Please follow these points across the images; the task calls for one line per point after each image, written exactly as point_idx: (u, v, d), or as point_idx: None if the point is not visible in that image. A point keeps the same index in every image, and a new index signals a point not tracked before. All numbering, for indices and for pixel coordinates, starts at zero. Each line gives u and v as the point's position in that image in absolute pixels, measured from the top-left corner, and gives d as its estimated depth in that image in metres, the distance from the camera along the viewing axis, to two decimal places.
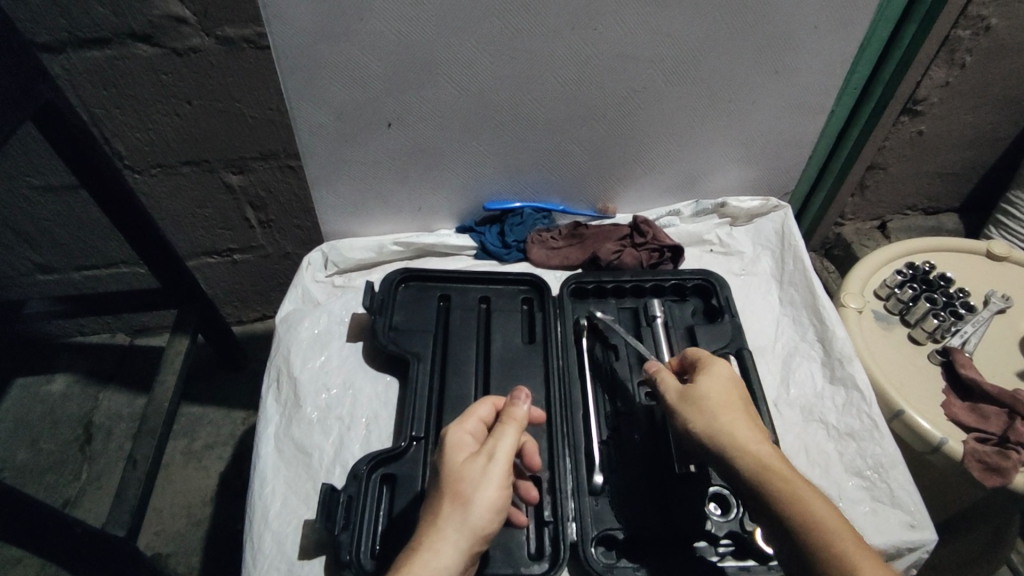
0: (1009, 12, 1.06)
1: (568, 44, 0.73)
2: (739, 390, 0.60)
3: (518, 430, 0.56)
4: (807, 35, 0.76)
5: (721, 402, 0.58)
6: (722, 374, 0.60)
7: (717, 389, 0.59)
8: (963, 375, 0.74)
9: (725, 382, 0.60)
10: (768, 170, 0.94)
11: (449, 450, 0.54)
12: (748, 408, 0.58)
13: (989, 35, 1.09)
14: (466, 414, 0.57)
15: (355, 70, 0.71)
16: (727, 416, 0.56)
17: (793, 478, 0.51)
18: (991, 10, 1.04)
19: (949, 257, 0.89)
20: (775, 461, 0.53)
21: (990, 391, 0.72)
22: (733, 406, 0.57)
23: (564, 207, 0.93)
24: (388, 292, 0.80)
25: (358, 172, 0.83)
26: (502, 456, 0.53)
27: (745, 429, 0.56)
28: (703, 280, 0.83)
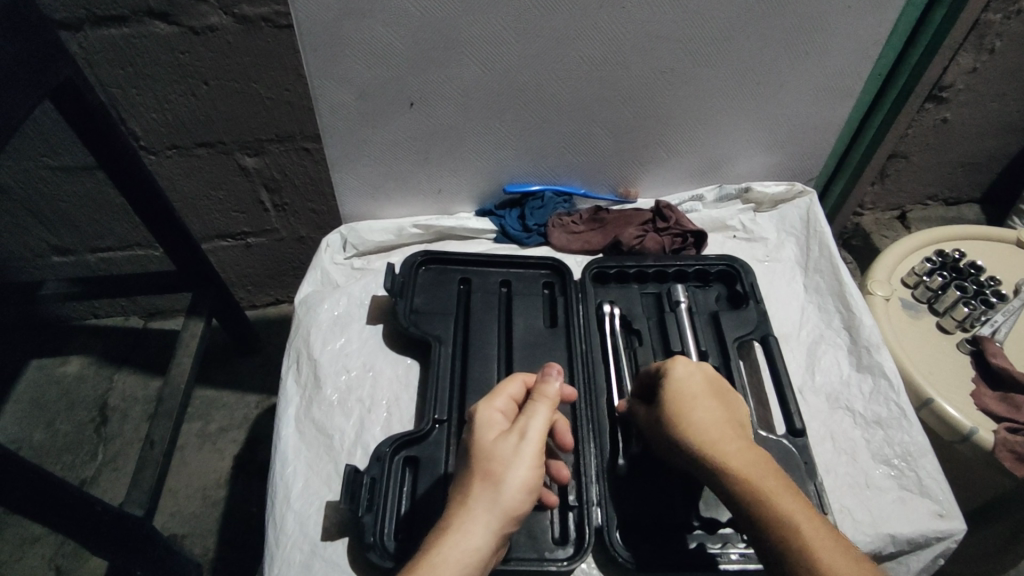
0: None
1: (595, 23, 0.71)
2: (705, 385, 0.58)
3: (550, 408, 0.55)
4: (838, 16, 0.75)
5: (678, 402, 0.57)
6: (677, 373, 0.59)
7: (677, 391, 0.58)
8: (995, 365, 0.72)
9: (680, 382, 0.58)
10: (793, 155, 0.93)
11: (479, 428, 0.54)
12: (708, 403, 0.57)
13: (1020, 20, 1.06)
14: (496, 391, 0.57)
15: (378, 49, 0.70)
16: (684, 418, 0.56)
17: (751, 474, 0.50)
18: None
19: (978, 246, 0.87)
20: (737, 459, 0.52)
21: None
22: (694, 406, 0.56)
23: (585, 191, 0.92)
24: (409, 275, 0.79)
25: (377, 152, 0.82)
26: (534, 433, 0.52)
27: (707, 429, 0.54)
28: (727, 265, 0.81)
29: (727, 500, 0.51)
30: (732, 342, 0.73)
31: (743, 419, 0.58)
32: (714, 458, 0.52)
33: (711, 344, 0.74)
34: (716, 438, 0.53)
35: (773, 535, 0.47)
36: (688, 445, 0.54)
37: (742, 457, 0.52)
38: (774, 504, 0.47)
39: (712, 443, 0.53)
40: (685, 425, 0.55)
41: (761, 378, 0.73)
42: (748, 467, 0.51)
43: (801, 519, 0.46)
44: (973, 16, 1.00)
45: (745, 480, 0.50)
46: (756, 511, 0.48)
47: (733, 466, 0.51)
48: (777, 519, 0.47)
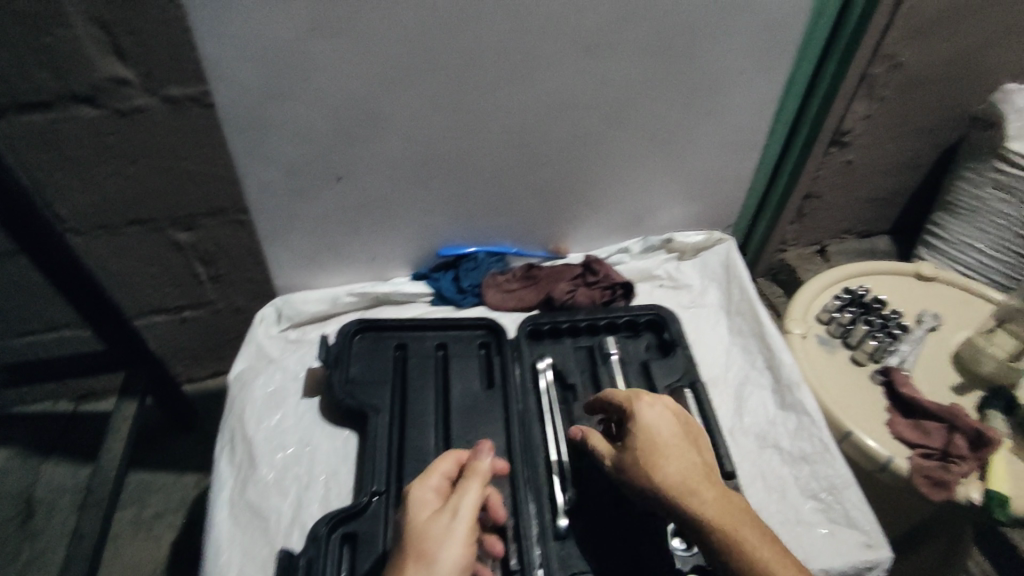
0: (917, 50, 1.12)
1: (510, 95, 0.75)
2: (673, 428, 0.61)
3: (481, 484, 0.56)
4: (733, 81, 0.82)
5: (652, 449, 0.59)
6: (646, 420, 0.61)
7: (651, 436, 0.59)
8: (905, 396, 0.76)
9: (650, 429, 0.60)
10: (710, 205, 0.99)
11: (412, 509, 0.54)
12: (678, 449, 0.59)
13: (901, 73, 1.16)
14: (430, 469, 0.58)
15: (302, 128, 0.73)
16: (659, 467, 0.57)
17: (730, 521, 0.53)
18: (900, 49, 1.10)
19: (883, 279, 0.92)
20: (716, 505, 0.54)
21: (930, 407, 0.74)
22: (668, 452, 0.58)
23: (516, 249, 0.95)
24: (344, 344, 0.79)
25: (309, 225, 0.83)
26: (465, 511, 0.53)
27: (683, 475, 0.56)
28: (655, 315, 0.84)
29: (705, 545, 0.54)
30: (662, 390, 0.76)
31: (710, 460, 0.60)
32: (693, 507, 0.54)
33: None
34: (693, 485, 0.56)
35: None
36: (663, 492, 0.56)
37: (718, 503, 0.54)
38: (755, 551, 0.51)
39: (689, 491, 0.55)
40: (659, 475, 0.57)
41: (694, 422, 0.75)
42: (726, 515, 0.53)
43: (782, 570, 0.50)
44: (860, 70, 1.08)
45: (724, 528, 0.53)
46: (742, 563, 0.51)
47: (713, 513, 0.54)
48: (761, 572, 0.50)
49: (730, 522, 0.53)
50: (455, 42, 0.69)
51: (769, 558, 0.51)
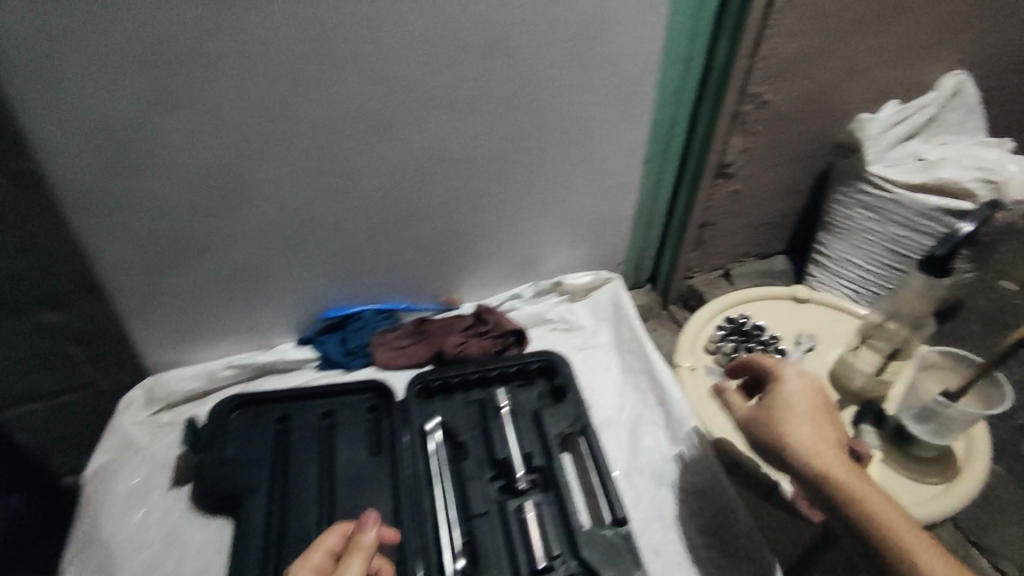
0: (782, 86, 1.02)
1: (377, 154, 0.74)
2: (815, 396, 0.57)
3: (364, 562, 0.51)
4: (600, 128, 0.84)
5: (780, 416, 0.55)
6: (789, 388, 0.57)
7: (792, 401, 0.56)
8: None
9: (794, 395, 0.56)
10: (598, 246, 1.01)
11: None
12: (820, 414, 0.56)
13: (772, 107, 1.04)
14: (311, 548, 0.53)
15: (156, 201, 0.69)
16: (791, 432, 0.54)
17: (866, 495, 0.50)
18: (767, 86, 1.00)
19: (762, 306, 0.95)
20: (853, 478, 0.51)
21: None
22: (811, 419, 0.55)
23: (407, 304, 0.93)
24: (218, 424, 0.73)
25: (176, 299, 0.79)
26: None
27: (818, 443, 0.53)
28: (546, 360, 0.83)
29: (839, 517, 0.51)
30: (554, 438, 0.75)
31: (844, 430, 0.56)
32: (827, 477, 0.51)
33: (534, 444, 0.75)
34: (827, 454, 0.52)
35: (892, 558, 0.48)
36: (792, 461, 0.53)
37: (852, 475, 0.51)
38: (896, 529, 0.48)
39: (823, 460, 0.52)
40: (791, 441, 0.53)
41: (587, 468, 0.74)
42: (856, 480, 0.51)
43: (925, 549, 0.47)
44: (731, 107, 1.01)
45: (862, 503, 0.50)
46: (880, 539, 0.49)
47: (851, 486, 0.50)
48: (904, 549, 0.48)
49: (861, 487, 0.50)
50: (312, 106, 0.67)
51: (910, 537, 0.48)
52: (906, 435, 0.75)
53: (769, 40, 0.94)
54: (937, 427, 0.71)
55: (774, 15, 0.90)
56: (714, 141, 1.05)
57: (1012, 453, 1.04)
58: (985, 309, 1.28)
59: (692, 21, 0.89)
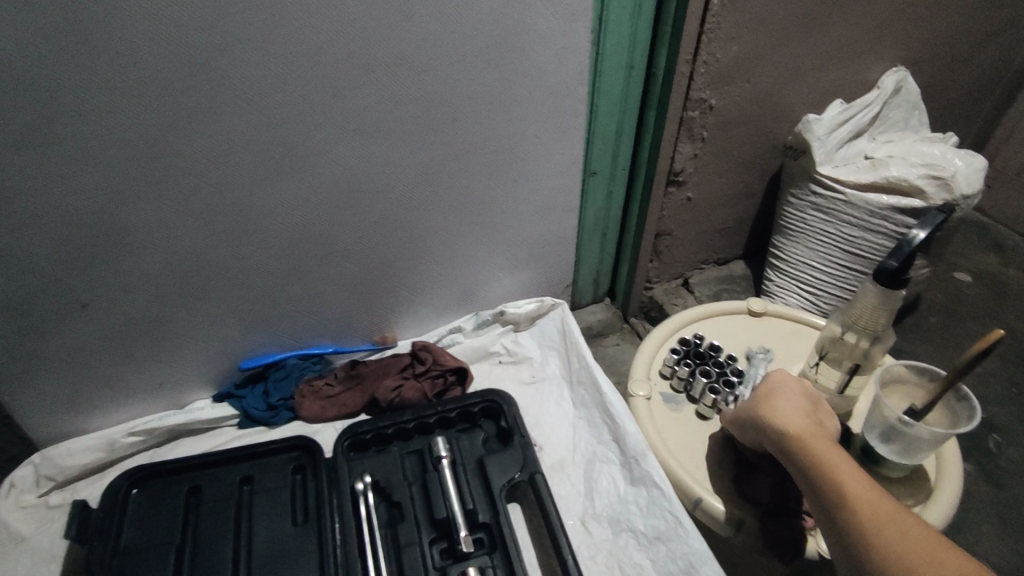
0: (726, 91, 0.97)
1: (283, 188, 0.67)
2: (806, 391, 0.63)
3: None
4: (533, 145, 0.78)
5: (767, 396, 0.62)
6: (777, 375, 0.64)
7: (779, 386, 0.63)
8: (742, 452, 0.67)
9: (777, 381, 0.64)
10: (542, 270, 0.95)
11: None
12: (799, 398, 0.62)
13: (718, 112, 1.00)
14: None
15: (21, 255, 0.60)
16: (770, 409, 0.60)
17: (829, 457, 0.53)
18: (711, 91, 0.96)
19: (717, 323, 0.90)
20: (822, 443, 0.55)
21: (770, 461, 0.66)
22: (792, 400, 0.61)
23: (336, 346, 0.85)
24: (113, 506, 0.65)
25: (63, 364, 0.69)
26: None
27: (793, 415, 0.59)
28: (489, 401, 0.77)
29: (805, 481, 0.54)
30: (499, 488, 0.68)
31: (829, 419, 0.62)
32: (794, 437, 0.56)
33: (478, 497, 0.68)
34: (798, 422, 0.58)
35: (841, 512, 0.50)
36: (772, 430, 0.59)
37: (823, 442, 0.55)
38: (850, 485, 0.51)
39: (793, 427, 0.57)
40: (770, 415, 0.60)
41: (537, 520, 0.68)
42: (820, 443, 0.55)
43: (878, 502, 0.49)
44: (675, 115, 0.95)
45: (823, 462, 0.53)
46: (835, 493, 0.51)
47: (815, 448, 0.55)
48: (851, 499, 0.50)
49: (822, 448, 0.54)
50: (199, 140, 0.59)
51: (866, 493, 0.50)
52: (874, 456, 0.70)
53: (709, 44, 0.88)
54: (904, 447, 0.67)
55: (711, 18, 0.85)
56: (663, 148, 0.99)
57: (979, 450, 1.02)
58: (941, 303, 1.26)
59: (628, 28, 0.81)
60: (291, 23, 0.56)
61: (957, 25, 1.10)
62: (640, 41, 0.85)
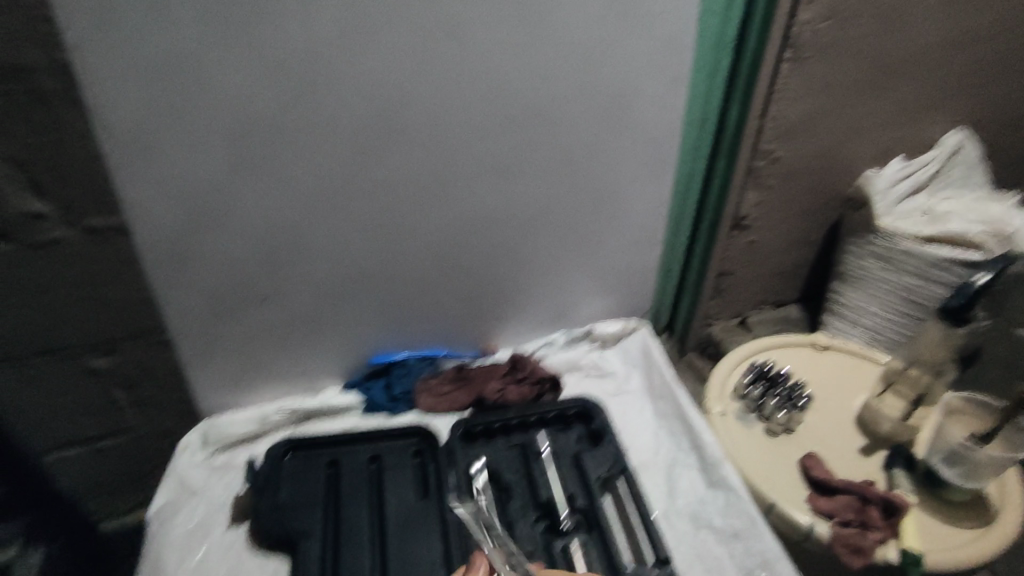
0: (792, 144, 1.08)
1: (428, 212, 0.80)
2: None
3: None
4: (630, 187, 0.90)
5: None
6: None
7: None
8: (816, 477, 0.78)
9: None
10: (625, 296, 1.05)
11: None
12: None
13: (780, 164, 1.10)
14: None
15: (224, 258, 0.74)
16: None
17: None
18: (777, 145, 1.07)
19: (786, 353, 0.99)
20: None
21: (842, 485, 0.77)
22: None
23: (447, 350, 0.97)
24: (273, 468, 0.78)
25: (234, 346, 0.83)
26: None
27: None
28: (581, 406, 0.88)
29: None
30: (594, 480, 0.78)
31: None
32: None
33: (576, 487, 0.78)
34: None
35: None
36: None
37: None
38: None
39: None
40: None
41: (627, 510, 0.77)
42: None
43: None
44: (743, 165, 1.06)
45: None
46: None
47: None
48: None
49: None
50: (373, 171, 0.73)
51: None
52: (937, 480, 0.77)
53: (776, 102, 1.00)
54: (967, 471, 0.74)
55: (780, 80, 0.97)
56: (730, 194, 1.10)
57: None
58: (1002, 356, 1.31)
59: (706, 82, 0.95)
60: (456, 84, 0.70)
61: (1014, 96, 1.19)
62: (714, 95, 0.98)
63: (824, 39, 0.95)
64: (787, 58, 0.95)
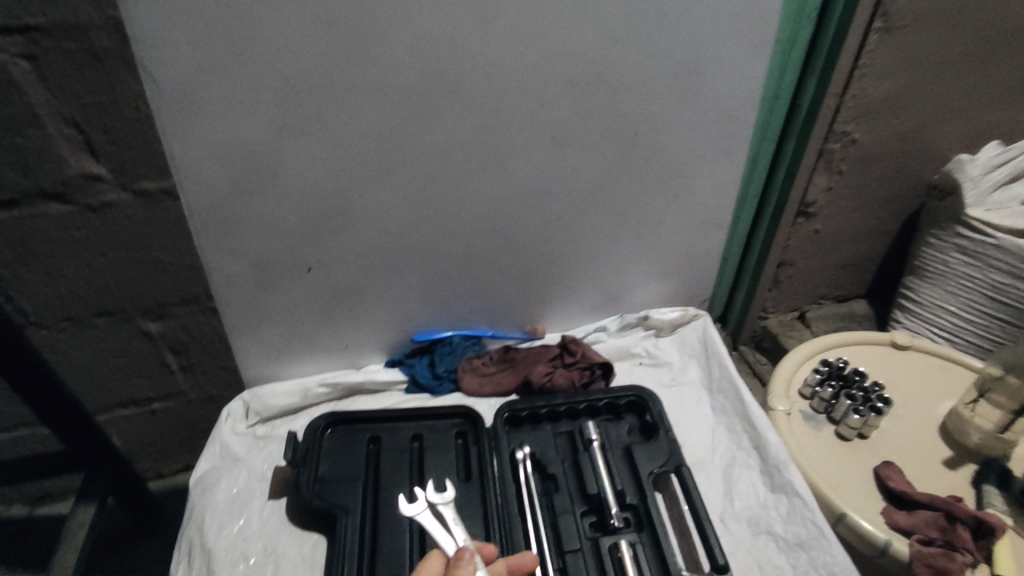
0: (871, 127, 0.99)
1: (481, 183, 0.76)
2: None
3: None
4: (698, 163, 0.84)
5: None
6: None
7: None
8: (894, 488, 0.73)
9: None
10: (684, 281, 0.99)
11: None
12: None
13: (858, 147, 1.01)
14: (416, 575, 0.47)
15: (271, 224, 0.72)
16: None
17: None
18: (854, 126, 0.97)
19: (860, 351, 0.92)
20: None
21: (924, 499, 0.71)
22: None
23: (493, 331, 0.93)
24: (313, 441, 0.76)
25: (279, 316, 0.82)
26: None
27: None
28: (635, 396, 0.83)
29: None
30: (647, 476, 0.73)
31: None
32: None
33: (626, 481, 0.73)
34: None
35: None
36: None
37: None
38: None
39: None
40: None
41: (680, 509, 0.72)
42: None
43: None
44: (817, 147, 0.96)
45: None
46: None
47: None
48: None
49: None
50: (426, 137, 0.69)
51: None
52: None
53: (859, 78, 0.91)
54: None
55: (867, 53, 0.88)
56: (798, 180, 0.99)
57: None
58: None
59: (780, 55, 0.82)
60: (518, 45, 0.65)
61: None
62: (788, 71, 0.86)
63: (919, 7, 0.86)
64: (875, 29, 0.86)
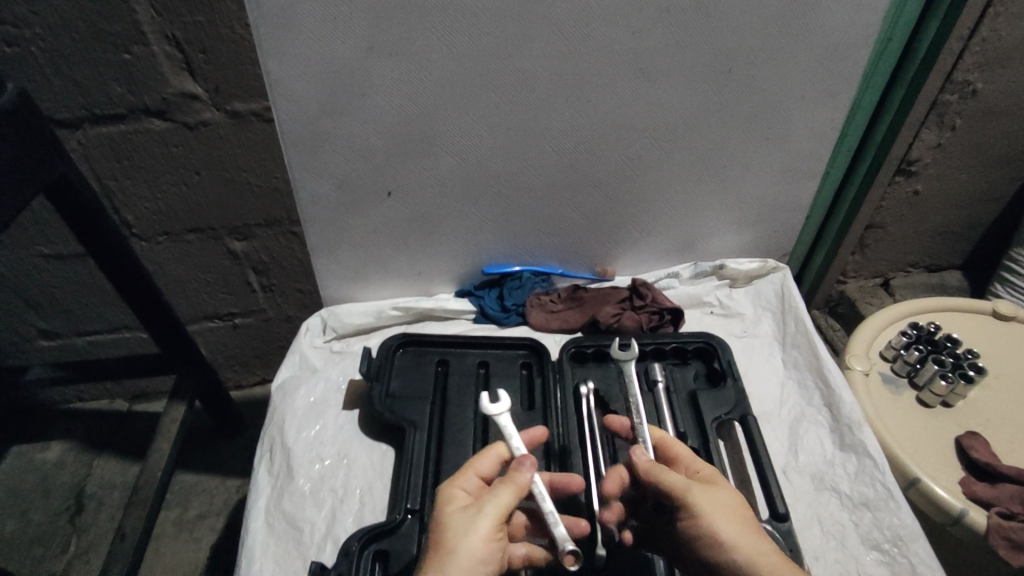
0: (997, 74, 0.89)
1: (563, 115, 0.74)
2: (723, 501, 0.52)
3: (514, 494, 0.52)
4: (795, 106, 0.78)
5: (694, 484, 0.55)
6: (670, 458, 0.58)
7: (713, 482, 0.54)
8: (978, 459, 0.70)
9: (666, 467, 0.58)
10: (764, 233, 0.95)
11: (443, 502, 0.53)
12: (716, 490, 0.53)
13: (979, 99, 0.92)
14: (464, 469, 0.55)
15: (356, 144, 0.73)
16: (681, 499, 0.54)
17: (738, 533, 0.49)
18: (978, 74, 0.88)
19: (954, 318, 0.87)
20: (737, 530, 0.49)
21: (1010, 473, 0.68)
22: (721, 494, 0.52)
23: (563, 270, 0.93)
24: (386, 360, 0.80)
25: (358, 239, 0.84)
26: (489, 506, 0.51)
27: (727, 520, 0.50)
28: (704, 343, 0.82)
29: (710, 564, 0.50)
30: (711, 422, 0.73)
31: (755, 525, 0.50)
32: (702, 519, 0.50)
33: (688, 424, 0.73)
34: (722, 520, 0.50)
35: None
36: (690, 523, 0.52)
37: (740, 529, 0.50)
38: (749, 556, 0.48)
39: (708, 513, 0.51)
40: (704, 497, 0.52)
41: (742, 457, 0.72)
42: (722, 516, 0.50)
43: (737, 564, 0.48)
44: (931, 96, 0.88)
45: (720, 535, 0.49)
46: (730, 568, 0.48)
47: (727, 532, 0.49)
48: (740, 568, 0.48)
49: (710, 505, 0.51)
50: (511, 63, 0.68)
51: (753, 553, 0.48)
52: None
53: (994, 18, 0.82)
54: None
55: None
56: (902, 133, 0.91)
57: None
58: None
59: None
60: None
61: None
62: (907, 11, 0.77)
63: None
64: None
